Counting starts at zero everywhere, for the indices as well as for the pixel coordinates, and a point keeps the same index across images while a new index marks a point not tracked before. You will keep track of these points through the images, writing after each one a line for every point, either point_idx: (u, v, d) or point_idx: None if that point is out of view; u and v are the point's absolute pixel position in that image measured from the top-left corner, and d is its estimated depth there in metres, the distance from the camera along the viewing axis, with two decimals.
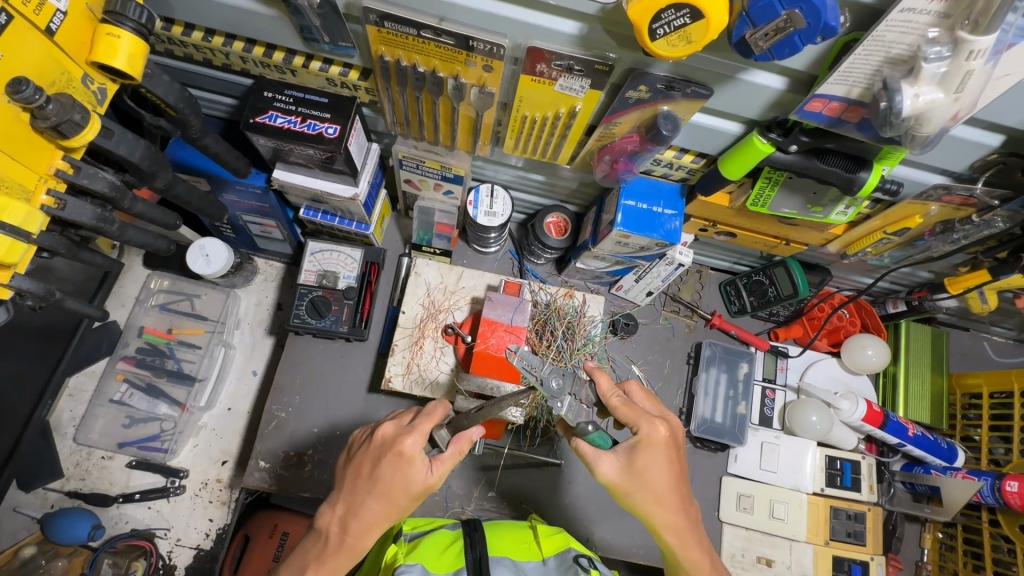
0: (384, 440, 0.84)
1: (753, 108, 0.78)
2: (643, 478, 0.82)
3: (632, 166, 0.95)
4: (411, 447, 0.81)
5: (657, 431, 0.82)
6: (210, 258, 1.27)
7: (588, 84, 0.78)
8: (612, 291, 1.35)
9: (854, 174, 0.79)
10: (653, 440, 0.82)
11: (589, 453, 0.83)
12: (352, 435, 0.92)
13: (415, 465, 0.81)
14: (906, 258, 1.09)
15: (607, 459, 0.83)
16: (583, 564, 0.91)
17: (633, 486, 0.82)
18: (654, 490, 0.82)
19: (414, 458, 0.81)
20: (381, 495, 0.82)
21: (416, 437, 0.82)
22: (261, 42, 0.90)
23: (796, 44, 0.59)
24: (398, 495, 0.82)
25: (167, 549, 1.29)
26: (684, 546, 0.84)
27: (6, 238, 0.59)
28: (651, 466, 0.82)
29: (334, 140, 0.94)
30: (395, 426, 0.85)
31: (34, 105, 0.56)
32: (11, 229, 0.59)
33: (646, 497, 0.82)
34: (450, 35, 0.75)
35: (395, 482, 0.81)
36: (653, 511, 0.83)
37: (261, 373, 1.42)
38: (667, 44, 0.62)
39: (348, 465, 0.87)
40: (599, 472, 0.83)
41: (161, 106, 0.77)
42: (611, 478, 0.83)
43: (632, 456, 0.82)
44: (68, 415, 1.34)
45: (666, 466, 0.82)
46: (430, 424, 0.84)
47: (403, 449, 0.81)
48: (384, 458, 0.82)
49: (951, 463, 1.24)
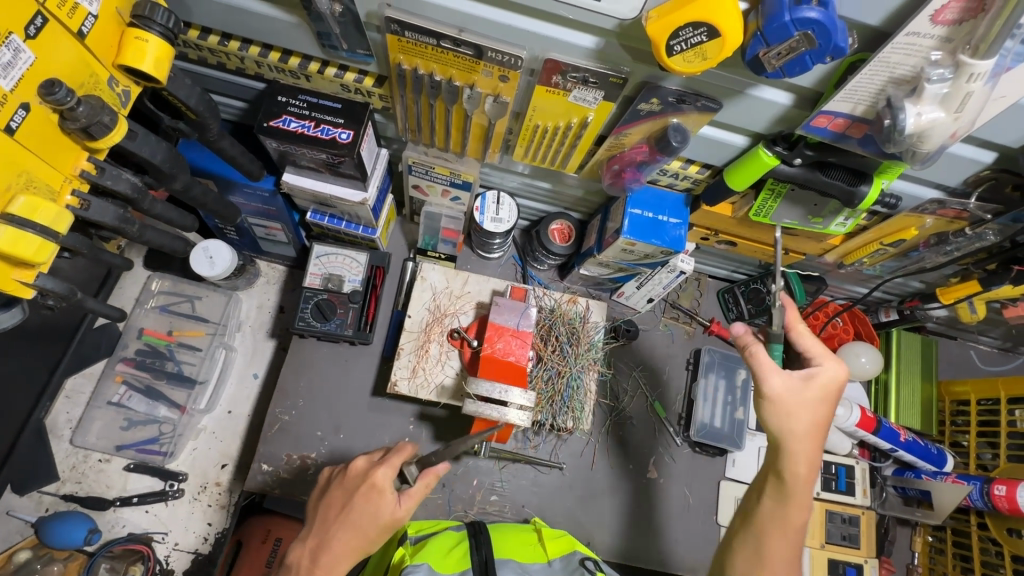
0: (358, 474, 0.87)
1: (760, 122, 0.81)
2: (798, 408, 0.81)
3: (640, 176, 0.97)
4: (382, 477, 0.83)
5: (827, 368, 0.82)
6: (214, 260, 1.27)
7: (602, 96, 0.80)
8: (614, 298, 1.38)
9: (856, 188, 0.82)
10: (822, 373, 0.82)
11: (767, 365, 0.81)
12: (323, 474, 0.94)
13: (386, 496, 0.83)
14: (900, 269, 1.13)
15: (779, 373, 0.81)
16: (589, 566, 0.92)
17: (796, 408, 0.80)
18: (797, 420, 0.81)
19: (385, 489, 0.83)
20: (351, 525, 0.82)
21: (387, 467, 0.84)
22: (277, 48, 0.91)
23: (806, 63, 0.62)
24: (367, 527, 0.82)
25: (164, 554, 1.27)
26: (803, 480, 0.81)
27: (36, 238, 0.59)
28: (815, 398, 0.82)
29: (347, 145, 0.95)
30: (368, 460, 0.89)
31: (65, 106, 0.57)
32: (42, 230, 0.59)
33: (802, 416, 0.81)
34: (468, 46, 0.76)
35: (366, 515, 0.82)
36: (797, 444, 0.81)
37: (262, 376, 1.41)
38: (683, 60, 0.65)
39: (321, 498, 0.88)
40: (767, 386, 0.81)
41: (181, 109, 0.78)
42: (777, 391, 0.81)
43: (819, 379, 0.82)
44: (65, 417, 1.32)
45: (818, 396, 0.82)
46: (401, 457, 0.86)
47: (376, 481, 0.83)
48: (357, 490, 0.84)
49: (941, 469, 1.28)
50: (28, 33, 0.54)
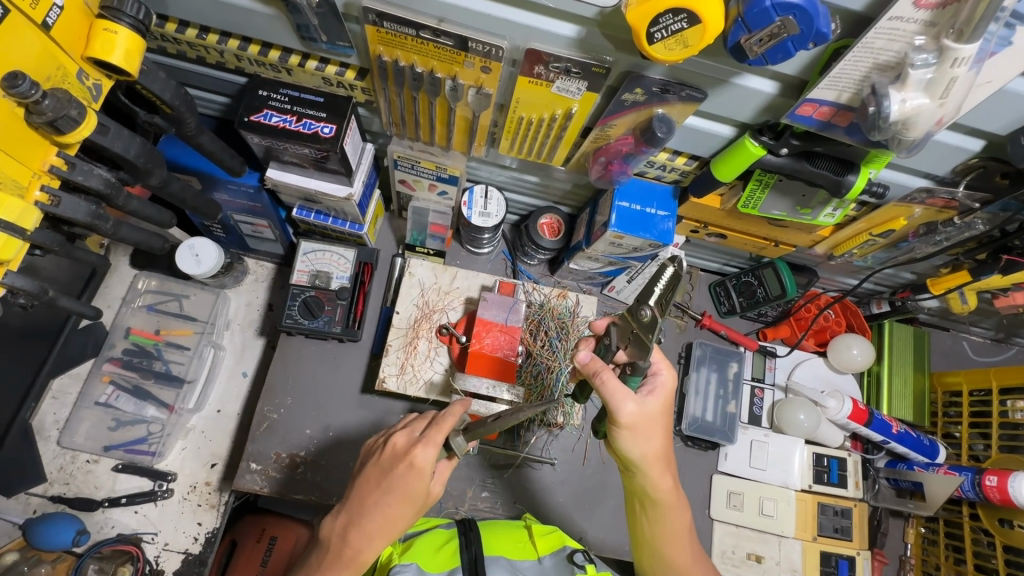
0: (397, 447, 0.82)
1: (746, 112, 0.80)
2: (647, 433, 0.79)
3: (627, 168, 0.96)
4: (421, 458, 0.79)
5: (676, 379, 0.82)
6: (200, 258, 1.26)
7: (585, 86, 0.79)
8: (605, 292, 1.37)
9: (842, 177, 0.81)
10: (664, 386, 0.81)
11: (618, 392, 0.76)
12: (368, 441, 0.90)
13: (424, 479, 0.79)
14: (891, 260, 1.12)
15: (634, 400, 0.76)
16: (579, 561, 0.92)
17: (643, 432, 0.78)
18: (653, 442, 0.80)
19: (422, 473, 0.79)
20: (386, 506, 0.80)
21: (427, 448, 0.79)
22: (256, 41, 0.90)
23: (789, 50, 0.61)
24: (405, 507, 0.80)
25: (154, 554, 1.26)
26: (672, 494, 0.84)
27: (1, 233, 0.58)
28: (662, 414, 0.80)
29: (330, 140, 0.94)
30: (408, 436, 0.83)
31: (30, 100, 0.55)
32: (7, 225, 0.58)
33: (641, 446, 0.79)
34: (449, 36, 0.75)
35: (404, 494, 0.79)
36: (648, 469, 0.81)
37: (251, 375, 1.40)
38: (664, 48, 0.63)
39: (359, 474, 0.85)
40: (621, 411, 0.76)
41: (156, 103, 0.77)
42: (630, 417, 0.76)
43: (651, 396, 0.79)
44: (52, 417, 1.31)
45: (664, 408, 0.80)
46: (442, 433, 0.80)
47: (415, 460, 0.79)
48: (395, 468, 0.80)
49: (933, 460, 1.28)
50: None
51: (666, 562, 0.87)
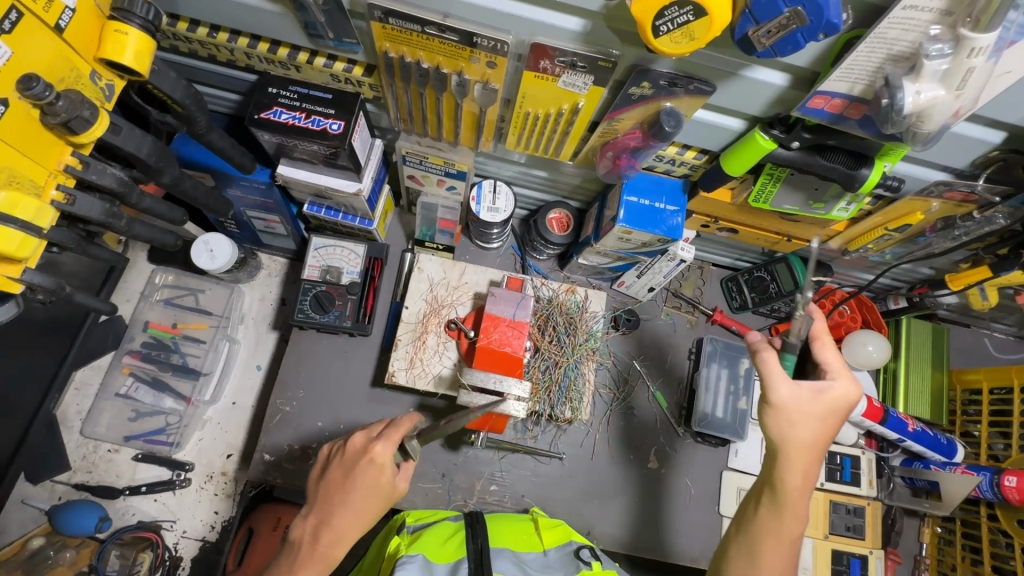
0: (356, 447, 0.86)
1: (756, 105, 0.78)
2: (799, 422, 0.78)
3: (635, 162, 0.95)
4: (382, 452, 0.83)
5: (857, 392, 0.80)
6: (214, 253, 1.30)
7: (591, 81, 0.79)
8: (614, 287, 1.36)
9: (856, 171, 0.79)
10: (841, 387, 0.80)
11: (773, 366, 0.78)
12: (322, 450, 0.92)
13: (384, 473, 0.83)
14: (909, 254, 1.09)
15: (788, 383, 0.78)
16: (584, 556, 0.93)
17: (787, 418, 0.78)
18: (801, 432, 0.78)
19: (382, 467, 0.83)
20: (353, 504, 0.82)
21: (388, 442, 0.84)
22: (266, 38, 0.91)
23: (799, 41, 0.59)
24: (371, 503, 0.82)
25: (172, 541, 1.30)
26: (799, 490, 0.79)
27: (18, 232, 0.59)
28: (835, 413, 0.80)
29: (338, 136, 0.95)
30: (366, 436, 0.87)
31: (44, 101, 0.57)
32: (23, 225, 0.60)
33: (800, 428, 0.78)
34: (454, 31, 0.75)
35: (367, 490, 0.82)
36: (791, 446, 0.78)
37: (265, 368, 1.43)
38: (670, 41, 0.62)
39: (321, 477, 0.87)
40: (772, 394, 0.78)
41: (168, 102, 0.78)
42: (781, 400, 0.78)
43: (818, 394, 0.79)
44: (75, 408, 1.35)
45: (823, 414, 0.79)
46: (400, 432, 0.86)
47: (375, 455, 0.83)
48: (356, 464, 0.83)
49: (950, 459, 1.25)
50: (4, 29, 0.54)
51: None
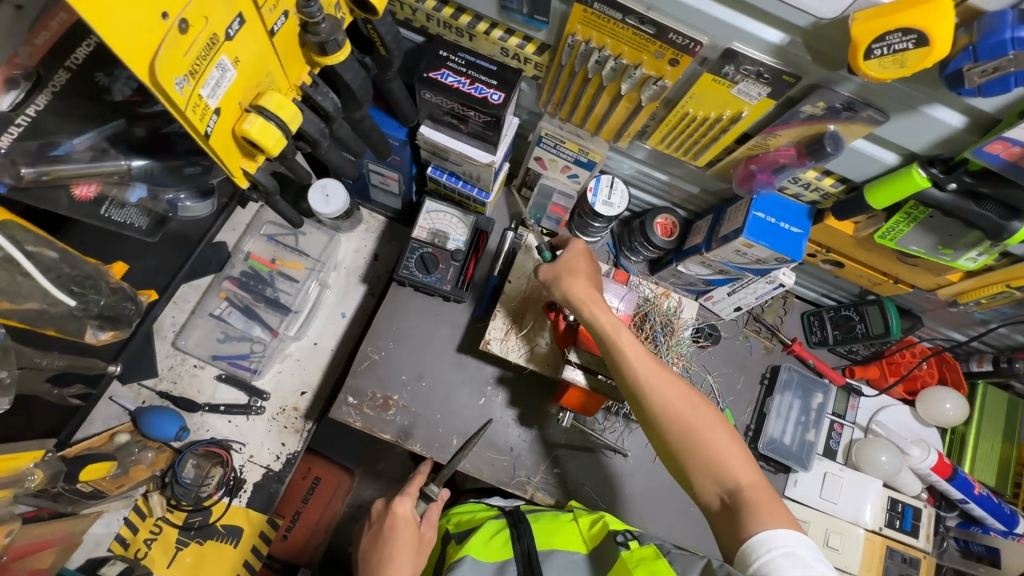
0: (379, 515, 1.06)
1: (921, 141, 0.81)
2: (571, 279, 1.03)
3: (773, 180, 0.99)
4: (404, 508, 1.03)
5: (573, 248, 1.08)
6: (330, 198, 1.37)
7: (767, 92, 0.83)
8: (700, 301, 1.39)
9: (1007, 223, 0.82)
10: (573, 248, 1.08)
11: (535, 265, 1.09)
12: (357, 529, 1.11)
13: (410, 520, 1.03)
14: (1016, 317, 1.10)
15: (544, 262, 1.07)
16: (622, 540, 0.92)
17: (563, 280, 1.04)
18: (577, 283, 1.02)
19: (407, 518, 1.03)
20: (394, 555, 0.98)
21: (405, 502, 1.04)
22: (452, 4, 0.96)
23: (1009, 84, 0.63)
24: (409, 547, 1.00)
25: (239, 463, 1.36)
26: (614, 322, 0.98)
27: (275, 127, 0.64)
28: (579, 268, 1.05)
29: (498, 106, 1.01)
30: (382, 504, 1.08)
31: (313, 20, 0.64)
32: (281, 123, 0.65)
33: (569, 284, 1.03)
34: (652, 25, 0.79)
35: (403, 539, 1.00)
36: (580, 302, 1.00)
37: (349, 317, 1.49)
38: (879, 65, 0.66)
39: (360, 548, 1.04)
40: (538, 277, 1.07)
41: (374, 44, 0.83)
42: (546, 274, 1.06)
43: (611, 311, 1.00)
44: (170, 320, 1.42)
45: (584, 272, 1.05)
46: (414, 488, 1.07)
47: (398, 510, 1.03)
48: (384, 525, 1.03)
49: (1011, 530, 1.25)
50: None
51: (662, 413, 0.90)
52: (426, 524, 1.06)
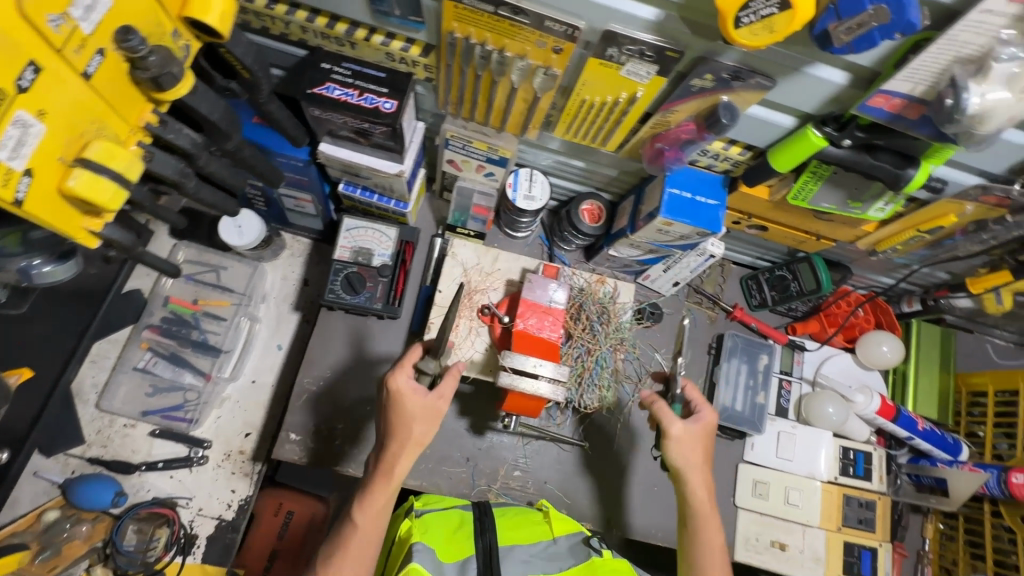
0: (383, 388, 0.99)
1: (812, 102, 0.81)
2: (692, 445, 0.98)
3: (681, 156, 0.97)
4: (402, 381, 0.96)
5: (705, 417, 1.00)
6: (243, 230, 1.30)
7: (656, 70, 0.80)
8: (639, 281, 1.39)
9: (903, 170, 0.83)
10: (706, 417, 1.00)
11: (664, 415, 0.99)
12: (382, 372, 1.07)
13: (410, 396, 0.95)
14: (932, 258, 1.13)
15: (680, 422, 0.98)
16: (595, 546, 0.99)
17: (685, 445, 0.98)
18: (696, 451, 0.98)
19: (407, 392, 0.95)
20: (392, 440, 0.94)
21: (402, 374, 0.97)
22: (325, 13, 0.91)
23: (875, 39, 0.62)
24: (410, 421, 0.94)
25: (189, 519, 1.29)
26: (687, 437, 0.98)
27: (110, 182, 0.62)
28: (696, 448, 0.98)
29: (391, 115, 0.96)
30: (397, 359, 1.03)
31: (138, 55, 0.60)
32: (115, 176, 0.62)
33: (691, 439, 0.98)
34: (526, 14, 0.76)
35: (403, 418, 0.95)
36: (676, 442, 0.98)
37: (285, 348, 1.43)
38: (750, 33, 0.65)
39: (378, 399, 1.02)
40: (668, 429, 0.98)
41: (235, 68, 0.77)
42: (678, 433, 0.98)
43: (694, 423, 0.99)
44: (90, 381, 1.32)
45: (701, 434, 1.00)
46: (407, 364, 0.98)
47: (396, 386, 0.95)
48: (386, 401, 0.97)
49: (956, 458, 1.31)
50: None
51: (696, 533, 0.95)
52: (437, 397, 0.97)
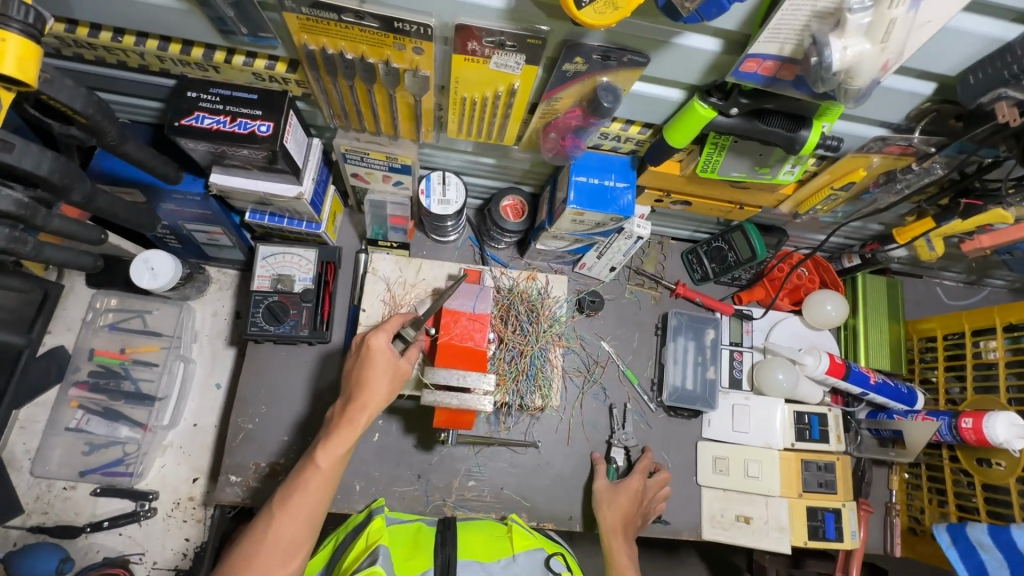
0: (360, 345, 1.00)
1: (691, 73, 0.77)
2: (612, 504, 1.13)
3: (580, 142, 0.93)
4: (379, 341, 0.97)
5: (634, 483, 1.16)
6: (156, 271, 1.23)
7: (523, 60, 0.76)
8: (576, 270, 1.35)
9: (796, 133, 0.79)
10: (632, 484, 1.16)
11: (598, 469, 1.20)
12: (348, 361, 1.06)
13: (383, 354, 0.96)
14: (857, 212, 1.10)
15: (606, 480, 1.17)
16: (554, 568, 0.95)
17: (608, 502, 1.13)
18: (613, 515, 1.11)
19: (382, 351, 0.96)
20: (361, 386, 0.95)
21: (382, 335, 0.98)
22: (177, 39, 0.85)
23: (722, 2, 0.58)
24: (377, 378, 0.95)
25: (143, 574, 1.26)
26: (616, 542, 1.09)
27: None
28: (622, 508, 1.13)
29: (268, 138, 0.90)
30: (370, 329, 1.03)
31: None
32: None
33: (608, 510, 1.12)
34: (373, 18, 0.71)
35: (375, 371, 0.95)
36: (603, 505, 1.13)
37: (224, 386, 1.38)
38: (595, 11, 0.60)
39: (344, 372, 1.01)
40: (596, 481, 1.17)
41: (69, 114, 0.72)
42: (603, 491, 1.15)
43: (620, 484, 1.16)
44: (22, 447, 1.28)
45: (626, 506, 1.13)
46: (391, 325, 1.00)
47: (371, 341, 0.97)
48: (359, 355, 0.98)
49: (912, 408, 1.29)
50: None
51: None
52: (406, 358, 0.98)
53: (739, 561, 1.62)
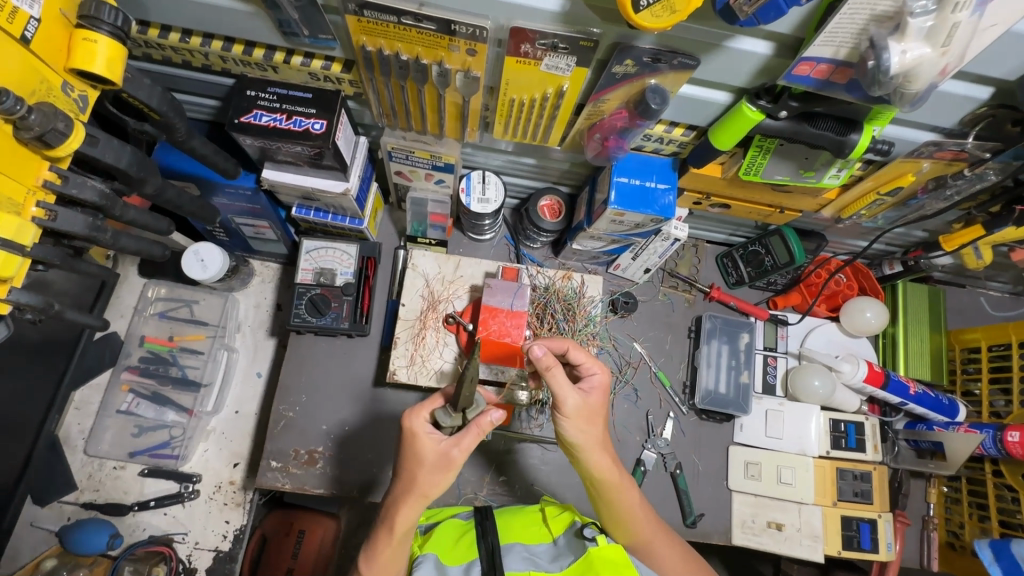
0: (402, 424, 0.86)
1: (741, 76, 0.77)
2: (590, 422, 0.84)
3: (623, 143, 0.94)
4: (417, 423, 0.82)
5: (595, 378, 0.87)
6: (206, 263, 1.28)
7: (574, 62, 0.77)
8: (610, 271, 1.36)
9: (846, 136, 0.79)
10: (600, 382, 0.87)
11: (558, 391, 0.80)
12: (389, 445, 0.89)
13: (421, 443, 0.81)
14: (902, 218, 1.09)
15: (576, 392, 0.82)
16: (588, 536, 0.91)
17: (585, 421, 0.83)
18: (593, 429, 0.85)
19: (420, 438, 0.81)
20: (402, 478, 0.83)
21: (418, 415, 0.82)
22: (240, 40, 0.89)
23: (780, 7, 0.59)
24: (417, 472, 0.81)
25: (186, 553, 1.31)
26: (630, 509, 0.90)
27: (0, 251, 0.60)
28: (589, 425, 0.84)
29: (322, 136, 0.94)
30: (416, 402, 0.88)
31: (16, 116, 0.56)
32: (4, 243, 0.61)
33: (597, 452, 0.86)
34: (431, 20, 0.74)
35: (414, 462, 0.82)
36: (583, 443, 0.85)
37: (265, 375, 1.43)
38: (652, 15, 0.61)
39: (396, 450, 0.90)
40: (564, 404, 0.81)
41: (144, 110, 0.77)
42: (573, 408, 0.82)
43: (587, 395, 0.85)
44: (77, 428, 1.34)
45: (595, 415, 0.85)
46: (429, 405, 0.84)
47: (408, 427, 0.82)
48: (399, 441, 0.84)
49: (953, 419, 1.27)
50: None
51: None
52: (451, 443, 0.81)
53: (765, 568, 1.60)
